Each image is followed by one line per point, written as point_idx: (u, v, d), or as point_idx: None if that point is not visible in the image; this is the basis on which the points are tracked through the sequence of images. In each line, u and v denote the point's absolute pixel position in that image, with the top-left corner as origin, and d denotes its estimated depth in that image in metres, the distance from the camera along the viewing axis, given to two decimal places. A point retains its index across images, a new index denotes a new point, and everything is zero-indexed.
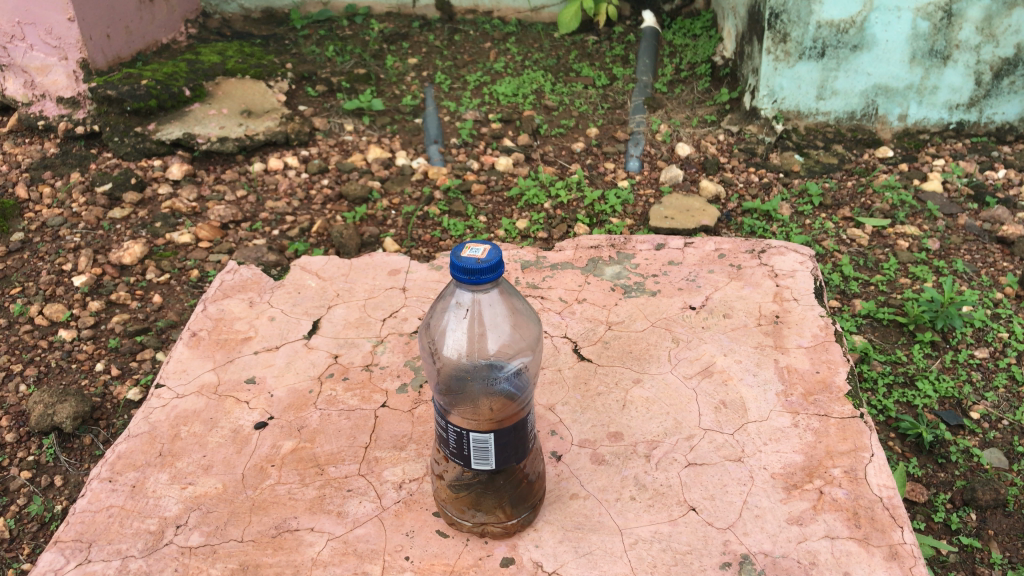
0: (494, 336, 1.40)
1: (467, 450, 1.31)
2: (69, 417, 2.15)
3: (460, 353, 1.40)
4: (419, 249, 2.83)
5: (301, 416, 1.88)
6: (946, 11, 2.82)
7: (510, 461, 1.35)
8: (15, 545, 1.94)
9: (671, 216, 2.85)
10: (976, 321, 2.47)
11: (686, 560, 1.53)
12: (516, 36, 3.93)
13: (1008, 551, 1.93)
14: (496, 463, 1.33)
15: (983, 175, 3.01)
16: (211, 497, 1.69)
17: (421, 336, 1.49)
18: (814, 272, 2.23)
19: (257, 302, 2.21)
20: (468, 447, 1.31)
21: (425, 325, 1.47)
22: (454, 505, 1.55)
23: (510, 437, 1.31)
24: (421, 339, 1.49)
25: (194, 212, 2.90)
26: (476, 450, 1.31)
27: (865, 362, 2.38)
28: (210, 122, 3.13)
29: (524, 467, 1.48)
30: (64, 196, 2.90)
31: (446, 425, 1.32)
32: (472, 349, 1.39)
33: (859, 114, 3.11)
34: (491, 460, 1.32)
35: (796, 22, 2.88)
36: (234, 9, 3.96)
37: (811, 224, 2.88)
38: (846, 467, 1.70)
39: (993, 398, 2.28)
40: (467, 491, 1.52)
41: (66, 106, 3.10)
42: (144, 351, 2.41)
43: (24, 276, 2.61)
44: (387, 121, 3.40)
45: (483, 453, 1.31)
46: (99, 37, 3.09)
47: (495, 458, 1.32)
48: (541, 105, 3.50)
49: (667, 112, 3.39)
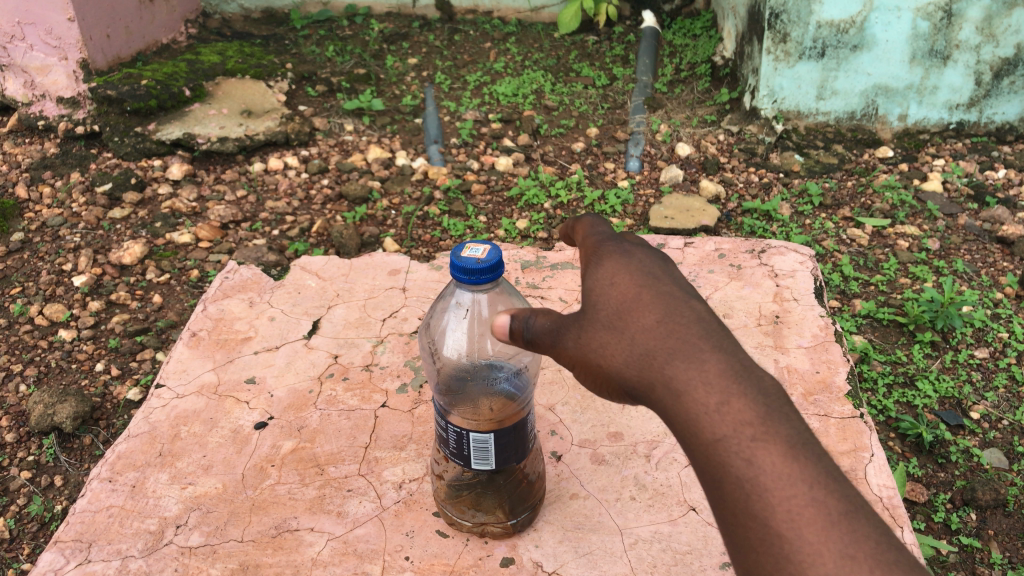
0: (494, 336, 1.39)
1: (466, 451, 1.32)
2: (69, 417, 2.15)
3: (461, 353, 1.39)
4: (418, 249, 2.83)
5: (301, 416, 1.87)
6: (947, 11, 2.82)
7: (510, 461, 1.34)
8: (14, 545, 1.94)
9: (671, 216, 2.84)
10: (976, 321, 2.47)
11: (686, 560, 1.53)
12: (516, 37, 3.93)
13: (1008, 551, 1.93)
14: (495, 463, 1.33)
15: (983, 175, 3.00)
16: (211, 497, 1.69)
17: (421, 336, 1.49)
18: (814, 272, 2.23)
19: (257, 302, 2.21)
20: (468, 449, 1.31)
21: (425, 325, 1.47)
22: (453, 504, 1.56)
23: (509, 437, 1.30)
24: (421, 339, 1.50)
25: (194, 212, 2.90)
26: (474, 451, 1.31)
27: (865, 362, 2.38)
28: (210, 122, 3.13)
29: (525, 468, 1.49)
30: (64, 196, 2.90)
31: (446, 424, 1.32)
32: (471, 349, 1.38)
33: (859, 114, 3.11)
34: (489, 462, 1.32)
35: (796, 22, 2.89)
36: (234, 9, 3.95)
37: (811, 224, 2.88)
38: (846, 467, 1.70)
39: (993, 398, 2.28)
40: (469, 492, 1.53)
41: (66, 106, 3.10)
42: (144, 351, 2.41)
43: (24, 276, 2.61)
44: (387, 121, 3.40)
45: (483, 453, 1.31)
46: (99, 37, 3.09)
47: (493, 459, 1.32)
48: (540, 105, 3.50)
49: (668, 112, 3.39)
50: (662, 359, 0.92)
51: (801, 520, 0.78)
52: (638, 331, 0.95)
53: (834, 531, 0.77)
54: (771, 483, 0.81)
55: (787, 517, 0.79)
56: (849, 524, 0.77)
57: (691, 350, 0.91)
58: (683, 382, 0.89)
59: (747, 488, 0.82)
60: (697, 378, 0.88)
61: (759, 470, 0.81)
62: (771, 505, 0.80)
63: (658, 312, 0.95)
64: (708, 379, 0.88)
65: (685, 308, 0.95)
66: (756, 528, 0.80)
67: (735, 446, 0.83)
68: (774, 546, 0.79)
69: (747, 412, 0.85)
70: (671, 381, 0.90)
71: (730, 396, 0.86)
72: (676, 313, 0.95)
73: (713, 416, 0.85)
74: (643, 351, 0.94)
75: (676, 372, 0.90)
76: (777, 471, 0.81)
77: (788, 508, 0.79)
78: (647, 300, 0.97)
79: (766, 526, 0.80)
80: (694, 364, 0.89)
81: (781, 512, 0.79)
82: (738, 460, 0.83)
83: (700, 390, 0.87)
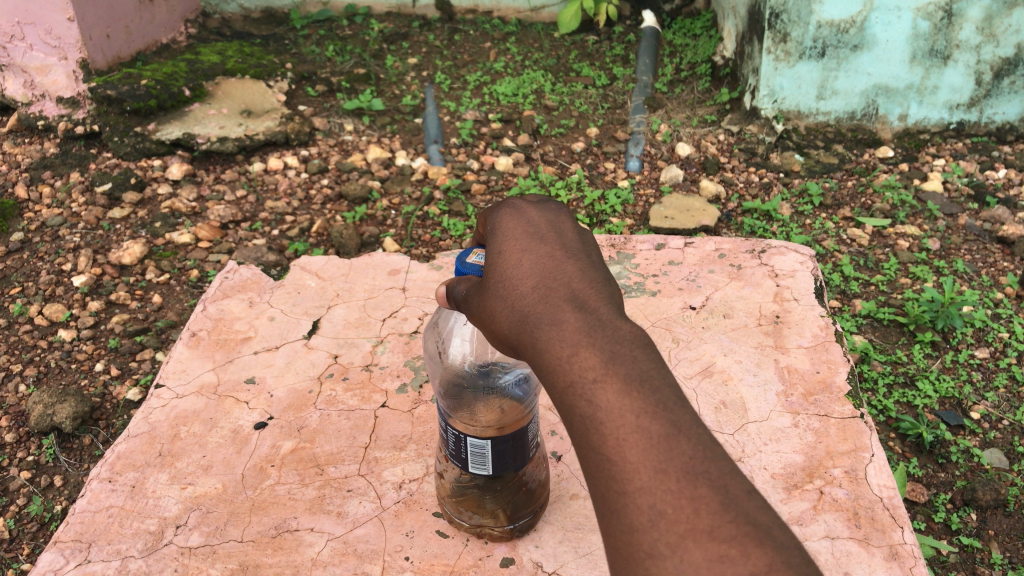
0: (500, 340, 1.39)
1: (459, 451, 1.31)
2: (69, 417, 2.15)
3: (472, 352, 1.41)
4: (418, 249, 2.83)
5: (301, 416, 1.87)
6: (947, 11, 2.82)
7: (509, 467, 1.32)
8: (14, 545, 1.94)
9: (671, 216, 2.84)
10: (976, 321, 2.47)
11: None
12: (516, 36, 3.93)
13: (1008, 551, 1.92)
14: (487, 468, 1.31)
15: (983, 175, 3.00)
16: (211, 497, 1.69)
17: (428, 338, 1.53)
18: (814, 272, 2.23)
19: (257, 302, 2.21)
20: (462, 450, 1.30)
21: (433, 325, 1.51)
22: (453, 504, 1.57)
23: (504, 441, 1.28)
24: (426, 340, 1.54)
25: (194, 212, 2.90)
26: (468, 453, 1.30)
27: (865, 362, 2.38)
28: (210, 122, 3.13)
29: (525, 474, 1.48)
30: (64, 196, 2.90)
31: (444, 423, 1.32)
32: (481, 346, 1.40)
33: (859, 114, 3.10)
34: (483, 466, 1.30)
35: (795, 22, 2.89)
36: (234, 9, 3.94)
37: (812, 224, 2.88)
38: (846, 467, 1.70)
39: (993, 398, 2.27)
40: (468, 494, 1.53)
41: (66, 106, 3.09)
42: (144, 351, 2.41)
43: (24, 276, 2.61)
44: (387, 121, 3.40)
45: (481, 459, 1.30)
46: (99, 37, 3.08)
47: (487, 464, 1.30)
48: (540, 105, 3.50)
49: (668, 112, 3.39)
50: (526, 309, 1.00)
51: (625, 445, 0.86)
52: (514, 287, 1.02)
53: (653, 453, 0.85)
54: (605, 415, 0.89)
55: (616, 443, 0.87)
56: (666, 448, 0.85)
57: (551, 303, 0.99)
58: (539, 330, 0.98)
59: (585, 420, 0.90)
60: (554, 332, 0.96)
61: (596, 405, 0.89)
62: (603, 435, 0.88)
63: (532, 267, 1.03)
64: (562, 327, 0.96)
65: (558, 262, 1.03)
66: (591, 453, 0.89)
67: (579, 386, 0.91)
68: (604, 469, 0.87)
69: (592, 359, 0.92)
70: (531, 330, 0.99)
71: (578, 342, 0.94)
72: (545, 267, 1.03)
73: (565, 364, 0.93)
74: (514, 301, 1.02)
75: (536, 321, 0.98)
76: (611, 405, 0.89)
77: (617, 436, 0.87)
78: (524, 259, 1.04)
79: (600, 453, 0.88)
80: (552, 313, 0.98)
81: (612, 440, 0.87)
82: (580, 397, 0.91)
83: (554, 337, 0.96)
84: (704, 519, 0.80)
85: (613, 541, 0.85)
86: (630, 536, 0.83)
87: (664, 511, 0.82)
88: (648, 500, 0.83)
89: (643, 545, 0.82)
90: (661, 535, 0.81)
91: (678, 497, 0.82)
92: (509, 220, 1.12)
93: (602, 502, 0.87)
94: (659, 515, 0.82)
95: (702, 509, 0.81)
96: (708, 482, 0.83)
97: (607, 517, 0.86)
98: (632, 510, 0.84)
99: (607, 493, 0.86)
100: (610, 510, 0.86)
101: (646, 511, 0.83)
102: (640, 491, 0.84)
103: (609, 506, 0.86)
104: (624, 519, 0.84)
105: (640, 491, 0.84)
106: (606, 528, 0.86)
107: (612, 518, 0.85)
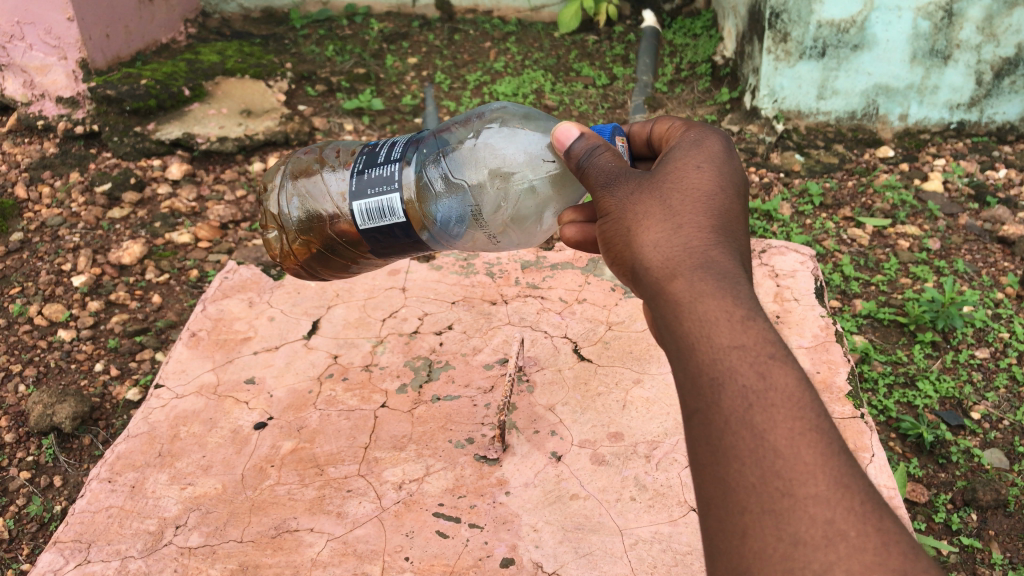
0: (491, 198, 1.56)
1: (369, 184, 1.40)
2: (69, 417, 2.14)
3: (481, 182, 1.57)
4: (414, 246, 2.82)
5: (301, 416, 1.87)
6: (947, 11, 2.81)
7: (372, 238, 1.46)
8: (14, 545, 1.94)
9: None
10: (976, 321, 2.47)
11: (686, 560, 1.54)
12: (516, 36, 3.91)
13: (1008, 551, 1.92)
14: (361, 225, 1.43)
15: (983, 175, 3.00)
16: (211, 497, 1.69)
17: (487, 122, 1.64)
18: (814, 272, 2.23)
19: (256, 302, 2.20)
20: (374, 188, 1.40)
21: (498, 127, 1.61)
22: (296, 190, 1.77)
23: (398, 230, 1.43)
24: (485, 120, 1.65)
25: (194, 212, 2.91)
26: (373, 198, 1.40)
27: (865, 362, 2.38)
28: (210, 122, 3.13)
29: (358, 261, 1.74)
30: (64, 195, 2.89)
31: (392, 159, 1.40)
32: (491, 186, 1.56)
33: (859, 114, 3.09)
34: (362, 219, 1.42)
35: (796, 22, 2.89)
36: (234, 9, 3.91)
37: (812, 224, 2.89)
38: None
39: (993, 398, 2.27)
40: (316, 219, 1.73)
41: (66, 106, 3.07)
42: (144, 351, 2.41)
43: (24, 276, 2.60)
44: (387, 121, 3.42)
45: (375, 215, 1.41)
46: (99, 38, 3.08)
47: (366, 222, 1.42)
48: (540, 105, 3.51)
49: (667, 112, 3.40)
50: (695, 260, 0.92)
51: (802, 441, 0.76)
52: (684, 223, 0.97)
53: (833, 461, 0.75)
54: (781, 398, 0.78)
55: (789, 433, 0.77)
56: (849, 461, 0.76)
57: (726, 267, 0.91)
58: (705, 283, 0.88)
59: (749, 392, 0.79)
60: (729, 291, 0.87)
61: (770, 382, 0.79)
62: (774, 416, 0.78)
63: (711, 225, 0.96)
64: (740, 294, 0.87)
65: (733, 230, 0.97)
66: (743, 426, 0.78)
67: (753, 357, 0.81)
68: (767, 457, 0.76)
69: (771, 334, 0.83)
70: (695, 281, 0.89)
71: (757, 314, 0.85)
72: (724, 230, 0.96)
73: (734, 323, 0.84)
74: (680, 248, 0.94)
75: (703, 273, 0.90)
76: (791, 390, 0.79)
77: (791, 426, 0.77)
78: (702, 212, 0.98)
79: (760, 435, 0.77)
80: (724, 274, 0.89)
81: (784, 429, 0.77)
82: (750, 366, 0.81)
83: (727, 297, 0.86)
84: (892, 558, 0.70)
85: (757, 546, 0.75)
86: (790, 549, 0.73)
87: (845, 531, 0.72)
88: (825, 513, 0.73)
89: (812, 563, 0.71)
90: (841, 560, 0.71)
91: (864, 521, 0.72)
92: (697, 164, 1.05)
93: (747, 495, 0.76)
94: (837, 535, 0.72)
95: (890, 546, 0.71)
96: (892, 518, 0.74)
97: (754, 515, 0.75)
98: (801, 519, 0.73)
99: (764, 486, 0.75)
100: (766, 510, 0.75)
101: (822, 526, 0.73)
102: (813, 500, 0.74)
103: (761, 503, 0.75)
104: (785, 524, 0.74)
105: (814, 499, 0.74)
106: (747, 526, 0.76)
107: (763, 519, 0.75)
